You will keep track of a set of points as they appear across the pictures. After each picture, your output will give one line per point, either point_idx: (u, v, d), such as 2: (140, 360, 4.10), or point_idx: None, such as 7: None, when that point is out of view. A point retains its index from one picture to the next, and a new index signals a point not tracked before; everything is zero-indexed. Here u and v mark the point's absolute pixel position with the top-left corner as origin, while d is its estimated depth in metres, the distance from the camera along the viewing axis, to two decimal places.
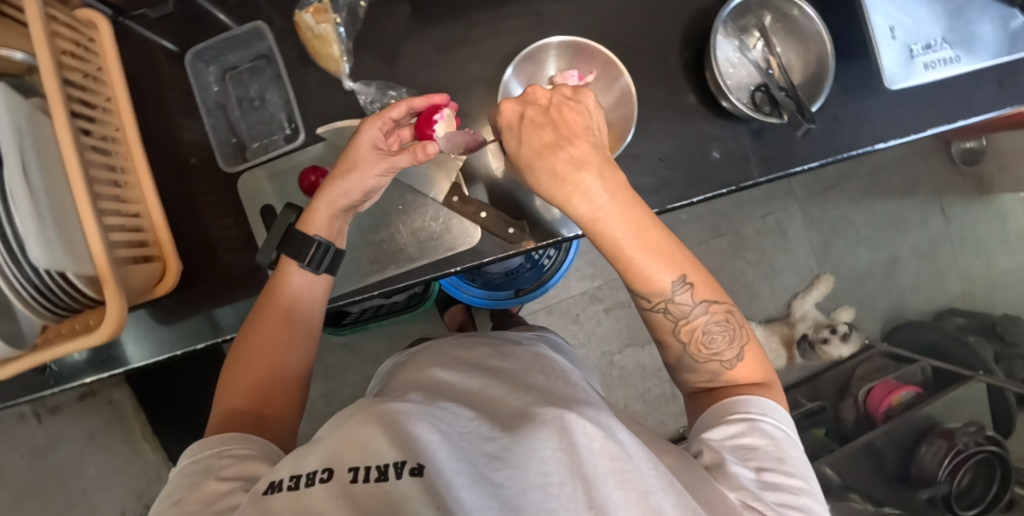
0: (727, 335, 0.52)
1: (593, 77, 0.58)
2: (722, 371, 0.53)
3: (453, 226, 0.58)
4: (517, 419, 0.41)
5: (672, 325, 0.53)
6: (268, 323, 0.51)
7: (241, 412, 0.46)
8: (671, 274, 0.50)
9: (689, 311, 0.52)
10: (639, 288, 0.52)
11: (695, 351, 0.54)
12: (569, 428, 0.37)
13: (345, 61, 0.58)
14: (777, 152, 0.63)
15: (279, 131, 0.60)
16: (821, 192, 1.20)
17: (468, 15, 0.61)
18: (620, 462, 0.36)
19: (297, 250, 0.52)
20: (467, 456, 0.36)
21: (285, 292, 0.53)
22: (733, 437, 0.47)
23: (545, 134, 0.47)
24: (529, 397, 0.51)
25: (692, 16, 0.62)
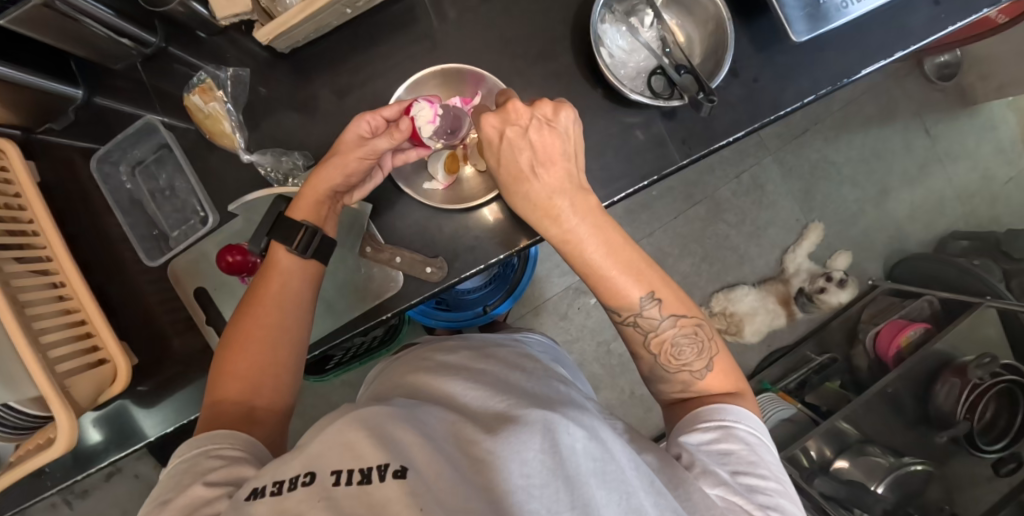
0: (695, 347, 0.52)
1: (478, 97, 0.58)
2: (694, 382, 0.52)
3: (375, 275, 0.58)
4: (498, 421, 0.43)
5: (642, 339, 0.53)
6: (257, 307, 0.50)
7: (231, 404, 0.46)
8: (640, 290, 0.51)
9: (656, 326, 0.52)
10: (610, 302, 0.52)
11: (666, 361, 0.53)
12: (553, 432, 0.39)
13: (239, 135, 0.58)
14: (696, 129, 0.60)
15: (194, 216, 0.62)
16: (793, 138, 1.14)
17: (351, 60, 0.60)
18: (603, 463, 0.39)
19: (286, 234, 0.51)
20: (450, 457, 0.36)
21: (275, 278, 0.51)
22: (710, 442, 0.46)
23: (523, 154, 0.47)
24: (506, 398, 0.49)
25: (577, 11, 0.60)
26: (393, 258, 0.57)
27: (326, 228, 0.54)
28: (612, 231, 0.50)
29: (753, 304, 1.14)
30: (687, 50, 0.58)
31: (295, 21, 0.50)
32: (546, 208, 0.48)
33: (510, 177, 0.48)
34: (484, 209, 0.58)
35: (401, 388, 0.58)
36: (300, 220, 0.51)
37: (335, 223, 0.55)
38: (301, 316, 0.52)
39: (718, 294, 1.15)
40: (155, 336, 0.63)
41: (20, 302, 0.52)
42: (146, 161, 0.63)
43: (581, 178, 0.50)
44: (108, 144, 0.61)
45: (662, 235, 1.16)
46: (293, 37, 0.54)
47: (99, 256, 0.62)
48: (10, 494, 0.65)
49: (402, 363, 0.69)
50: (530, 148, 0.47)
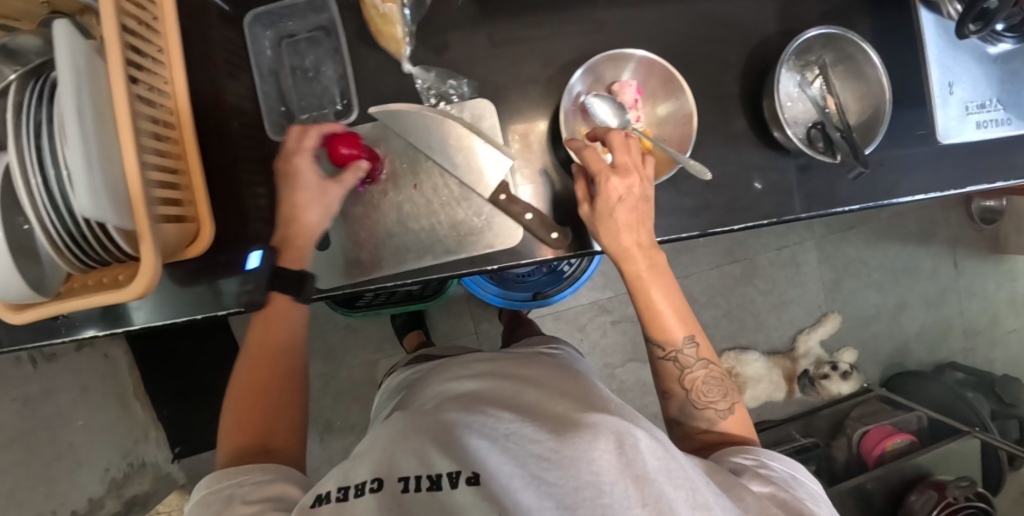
0: (722, 385, 0.54)
1: (659, 96, 0.57)
2: (718, 421, 0.54)
3: (495, 224, 0.57)
4: (564, 415, 0.38)
5: (677, 375, 0.54)
6: (257, 351, 0.53)
7: (246, 448, 0.48)
8: (683, 332, 0.55)
9: (691, 365, 0.54)
10: (654, 334, 0.55)
11: (695, 397, 0.54)
12: (625, 426, 0.33)
13: (407, 43, 0.56)
14: (822, 190, 0.63)
15: (329, 106, 0.59)
16: (839, 230, 1.19)
17: (532, 12, 0.59)
18: (666, 462, 0.32)
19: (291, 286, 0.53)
20: (514, 456, 0.32)
21: (269, 321, 0.54)
22: (750, 470, 0.46)
23: (624, 211, 0.51)
24: (568, 397, 0.45)
25: (754, 46, 0.62)
26: (525, 214, 0.55)
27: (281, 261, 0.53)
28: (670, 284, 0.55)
29: (759, 371, 1.18)
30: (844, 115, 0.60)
31: None
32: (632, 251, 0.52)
33: (602, 222, 0.52)
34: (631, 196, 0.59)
35: (443, 381, 0.58)
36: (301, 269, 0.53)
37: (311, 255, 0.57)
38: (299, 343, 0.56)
39: (730, 353, 1.19)
40: (240, 215, 0.60)
41: (138, 128, 0.47)
42: (298, 37, 0.60)
43: (649, 239, 0.53)
44: (273, 7, 0.59)
45: (694, 280, 1.19)
46: None
47: (211, 117, 0.59)
48: (15, 331, 0.59)
49: (433, 375, 0.64)
50: (626, 211, 0.51)
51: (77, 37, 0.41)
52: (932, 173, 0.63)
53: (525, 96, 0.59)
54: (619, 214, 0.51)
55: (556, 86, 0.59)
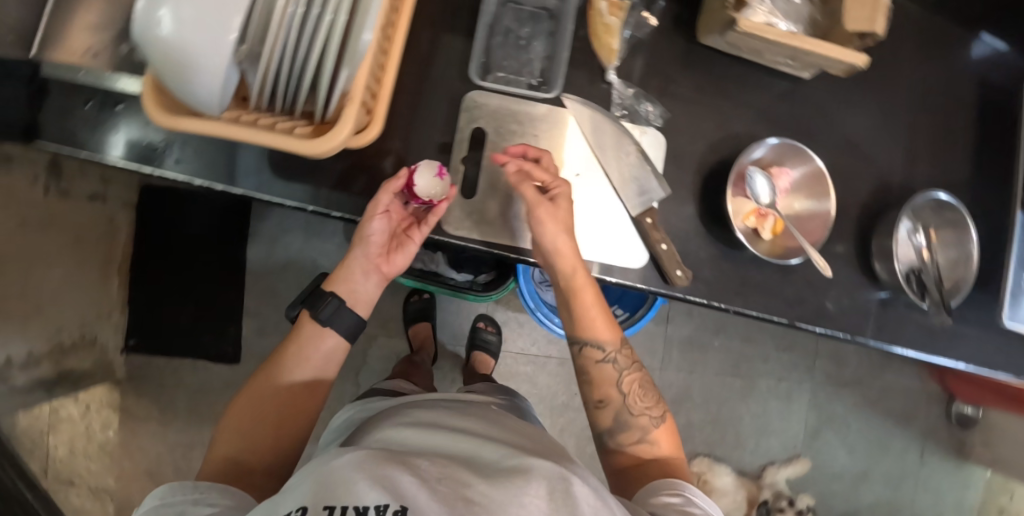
0: (644, 388, 0.60)
1: (800, 194, 0.62)
2: (650, 429, 0.58)
3: (626, 243, 0.61)
4: (497, 468, 0.41)
5: (615, 376, 0.59)
6: (272, 374, 0.57)
7: (232, 463, 0.51)
8: (612, 336, 0.60)
9: (620, 365, 0.60)
10: (588, 336, 0.59)
11: (631, 402, 0.59)
12: (562, 483, 0.37)
13: (617, 55, 0.61)
14: (892, 325, 0.67)
15: (528, 77, 0.62)
16: (834, 384, 1.27)
17: (726, 80, 0.65)
18: (598, 510, 0.37)
19: (313, 303, 0.58)
20: (446, 496, 0.34)
21: (312, 344, 0.58)
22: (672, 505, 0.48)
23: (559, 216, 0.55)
24: (504, 443, 0.48)
25: (890, 189, 0.68)
26: (657, 244, 0.59)
27: (352, 305, 0.60)
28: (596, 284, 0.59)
29: (728, 484, 1.20)
30: (942, 273, 0.66)
31: (766, 35, 0.55)
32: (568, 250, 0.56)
33: (552, 215, 0.55)
34: (749, 269, 0.63)
35: (394, 422, 0.58)
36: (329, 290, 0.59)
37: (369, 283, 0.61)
38: (320, 377, 0.59)
39: (704, 458, 1.21)
40: (393, 133, 0.59)
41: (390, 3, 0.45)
42: (525, 7, 0.64)
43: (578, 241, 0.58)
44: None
45: (696, 378, 1.23)
46: (730, 39, 0.60)
47: (410, 39, 0.60)
48: (106, 147, 0.59)
49: (385, 415, 0.63)
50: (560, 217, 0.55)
51: None
52: (997, 357, 0.69)
53: (692, 146, 0.63)
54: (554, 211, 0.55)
55: (720, 149, 0.63)
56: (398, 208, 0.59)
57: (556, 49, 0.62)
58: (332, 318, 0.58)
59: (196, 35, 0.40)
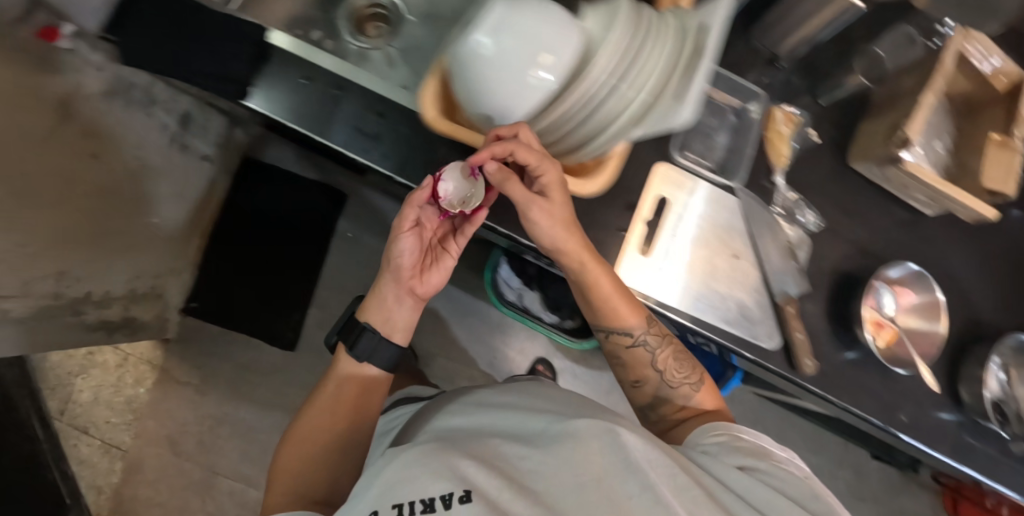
0: (683, 360, 0.66)
1: (918, 317, 0.70)
2: (693, 394, 0.65)
3: (766, 325, 0.67)
4: (556, 428, 0.51)
5: (650, 357, 0.65)
6: (315, 408, 0.64)
7: (292, 495, 0.59)
8: (637, 318, 0.62)
9: (649, 350, 0.64)
10: (618, 324, 0.63)
11: (671, 376, 0.65)
12: (614, 436, 0.47)
13: (785, 161, 0.69)
14: (974, 451, 0.73)
15: (708, 162, 0.68)
16: (855, 498, 1.31)
17: (864, 202, 0.73)
18: (649, 455, 0.46)
19: (351, 337, 0.64)
20: (512, 477, 0.44)
21: (352, 372, 0.64)
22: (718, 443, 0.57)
23: (556, 206, 0.53)
24: (564, 407, 0.57)
25: (982, 328, 0.76)
26: (793, 332, 0.66)
27: (393, 331, 0.65)
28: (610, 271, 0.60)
29: None
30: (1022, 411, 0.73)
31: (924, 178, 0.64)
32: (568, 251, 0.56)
33: (543, 215, 0.53)
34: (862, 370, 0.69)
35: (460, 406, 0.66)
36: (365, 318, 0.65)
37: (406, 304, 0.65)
38: (364, 394, 0.65)
39: None
40: None
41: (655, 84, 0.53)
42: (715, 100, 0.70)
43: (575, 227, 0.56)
44: (722, 71, 0.69)
45: None
46: (883, 171, 0.69)
47: None
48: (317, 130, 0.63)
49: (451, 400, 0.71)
50: (552, 209, 0.53)
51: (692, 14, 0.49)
52: None
53: (829, 251, 0.71)
54: (545, 203, 0.53)
55: (853, 259, 0.71)
56: (431, 218, 0.64)
57: (734, 142, 0.69)
58: (371, 349, 0.64)
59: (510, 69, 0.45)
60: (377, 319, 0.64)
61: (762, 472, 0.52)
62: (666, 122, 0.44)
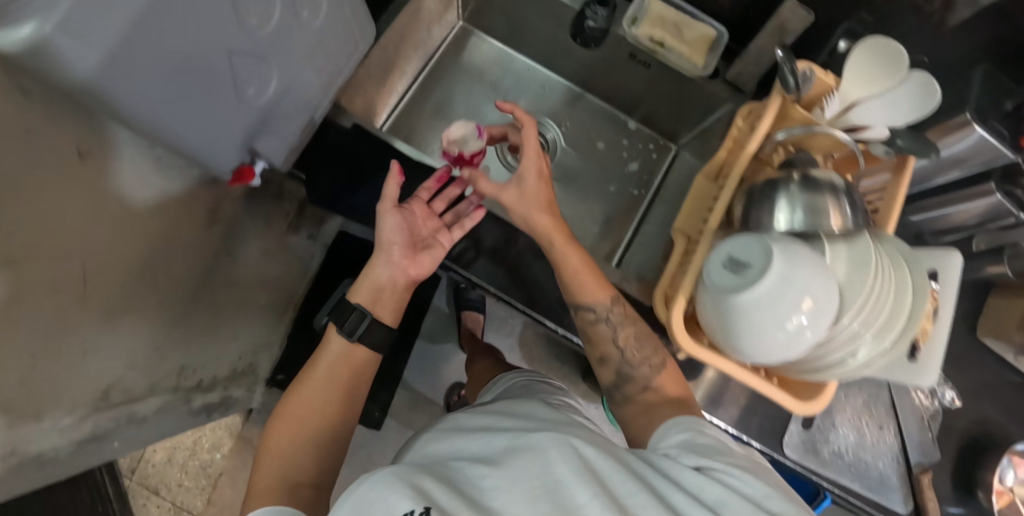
0: (649, 346, 0.60)
1: None
2: (655, 376, 0.59)
3: (900, 491, 0.71)
4: (511, 441, 0.45)
5: (611, 335, 0.61)
6: (299, 387, 0.55)
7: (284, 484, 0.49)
8: (604, 294, 0.61)
9: (603, 321, 0.61)
10: (576, 296, 0.61)
11: (630, 355, 0.60)
12: (570, 445, 0.42)
13: None
14: None
15: None
16: None
17: (987, 369, 0.78)
18: (605, 459, 0.41)
19: (340, 314, 0.58)
20: (472, 500, 0.39)
21: (335, 349, 0.57)
22: (687, 442, 0.47)
23: (534, 166, 0.64)
24: (526, 417, 0.52)
25: None
26: (928, 501, 0.69)
27: (380, 305, 0.60)
28: (585, 257, 0.62)
29: None
30: None
31: None
32: (545, 198, 0.64)
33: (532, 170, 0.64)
34: None
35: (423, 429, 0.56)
36: (355, 301, 0.60)
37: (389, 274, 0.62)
38: (357, 376, 0.57)
39: None
40: None
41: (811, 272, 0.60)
42: None
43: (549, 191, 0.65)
44: None
45: None
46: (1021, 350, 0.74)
47: None
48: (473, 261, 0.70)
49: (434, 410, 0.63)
50: (537, 166, 0.64)
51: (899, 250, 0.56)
52: None
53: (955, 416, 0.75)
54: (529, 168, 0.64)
55: (976, 425, 0.76)
56: (420, 207, 0.66)
57: None
58: (359, 334, 0.57)
59: (779, 311, 0.48)
60: (364, 300, 0.60)
61: (722, 469, 0.42)
62: (905, 372, 0.53)
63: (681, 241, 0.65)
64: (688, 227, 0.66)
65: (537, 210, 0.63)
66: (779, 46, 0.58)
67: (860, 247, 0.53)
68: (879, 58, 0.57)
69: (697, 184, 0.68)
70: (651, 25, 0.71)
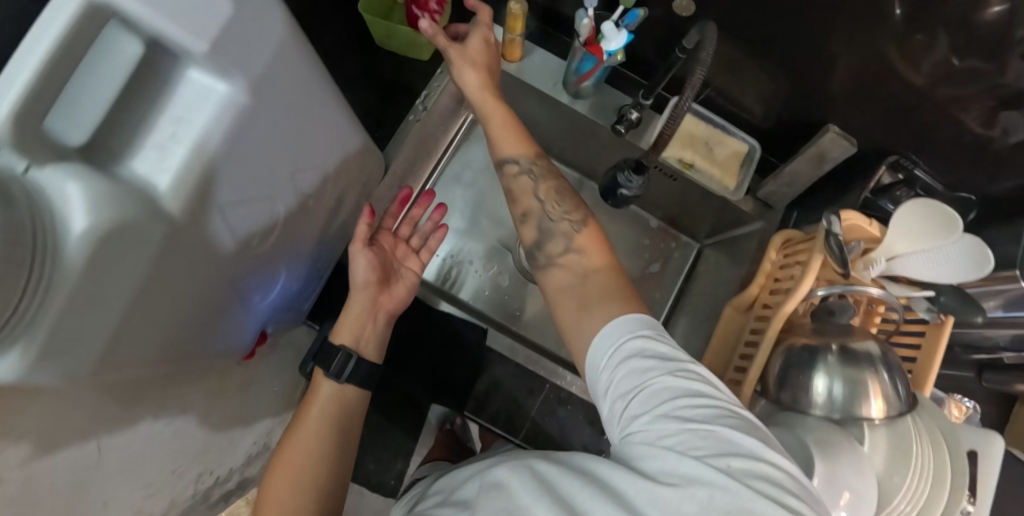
0: (567, 204, 0.53)
1: None
2: (574, 232, 0.51)
3: None
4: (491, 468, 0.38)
5: (532, 185, 0.54)
6: (289, 440, 0.53)
7: None
8: (511, 149, 0.54)
9: (518, 165, 0.54)
10: (496, 148, 0.55)
11: (552, 209, 0.53)
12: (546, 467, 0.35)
13: None
14: None
15: None
16: None
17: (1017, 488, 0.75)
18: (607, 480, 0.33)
19: (325, 360, 0.55)
20: None
21: (323, 396, 0.55)
22: (632, 365, 0.38)
23: (478, 44, 0.56)
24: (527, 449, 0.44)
25: None
26: None
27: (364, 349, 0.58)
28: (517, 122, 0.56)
29: None
30: None
31: None
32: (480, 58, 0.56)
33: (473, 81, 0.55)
34: None
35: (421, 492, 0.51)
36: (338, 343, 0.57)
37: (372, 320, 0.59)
38: (344, 423, 0.55)
39: None
40: None
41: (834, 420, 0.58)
42: None
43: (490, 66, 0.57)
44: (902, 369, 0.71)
45: None
46: None
47: None
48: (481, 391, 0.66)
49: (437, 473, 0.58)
50: (477, 50, 0.56)
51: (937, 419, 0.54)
52: None
53: None
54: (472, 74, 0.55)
55: None
56: (388, 238, 0.64)
57: None
58: (344, 373, 0.55)
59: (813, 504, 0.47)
60: (348, 341, 0.57)
61: (676, 422, 0.33)
62: None
63: None
64: (717, 365, 0.66)
65: (473, 89, 0.56)
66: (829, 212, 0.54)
67: (900, 430, 0.52)
68: (931, 221, 0.53)
69: (726, 317, 0.67)
70: (680, 146, 0.67)
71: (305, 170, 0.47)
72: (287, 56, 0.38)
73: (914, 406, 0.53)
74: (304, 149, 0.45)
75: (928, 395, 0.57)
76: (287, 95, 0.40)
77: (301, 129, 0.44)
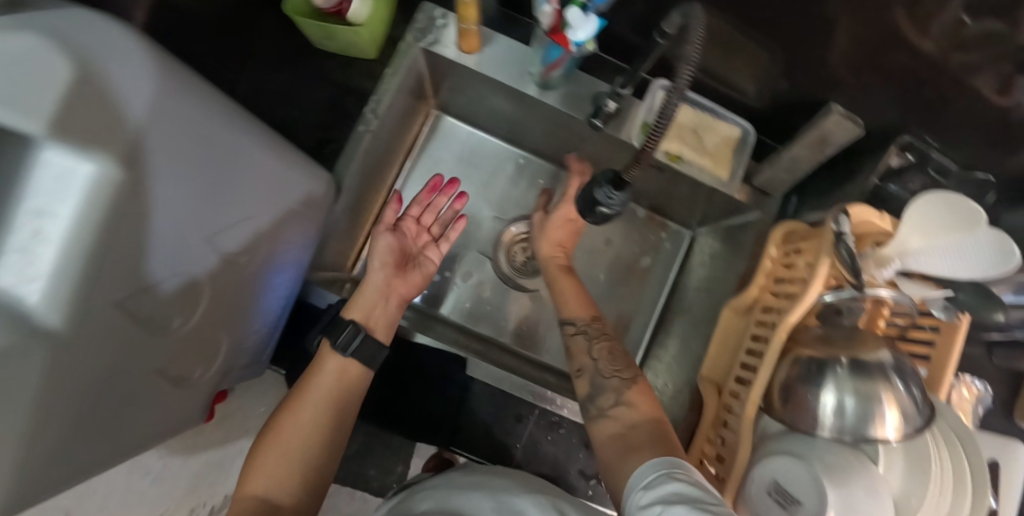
0: (610, 356, 0.54)
1: None
2: (621, 391, 0.51)
3: None
4: None
5: (587, 346, 0.55)
6: (289, 405, 0.49)
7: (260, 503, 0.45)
8: (584, 313, 0.58)
9: (575, 334, 0.57)
10: (563, 311, 0.59)
11: (604, 365, 0.53)
12: None
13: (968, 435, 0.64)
14: None
15: None
16: None
17: None
18: None
19: (331, 328, 0.53)
20: None
21: (327, 368, 0.52)
22: (658, 491, 0.39)
23: (563, 227, 0.68)
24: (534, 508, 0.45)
25: None
26: None
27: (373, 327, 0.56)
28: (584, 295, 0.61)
29: None
30: None
31: None
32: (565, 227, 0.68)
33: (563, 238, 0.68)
34: None
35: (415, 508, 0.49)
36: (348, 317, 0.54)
37: (387, 308, 0.58)
38: (343, 399, 0.51)
39: None
40: None
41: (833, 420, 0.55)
42: None
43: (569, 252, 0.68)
44: None
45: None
46: None
47: None
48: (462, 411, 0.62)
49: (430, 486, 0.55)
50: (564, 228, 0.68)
51: (947, 428, 0.51)
52: None
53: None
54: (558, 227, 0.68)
55: None
56: (410, 223, 0.66)
57: None
58: (349, 347, 0.52)
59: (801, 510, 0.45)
60: (355, 317, 0.55)
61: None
62: None
63: (711, 394, 0.59)
64: (717, 372, 0.61)
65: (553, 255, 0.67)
66: (839, 211, 0.49)
67: (916, 446, 0.49)
68: (949, 215, 0.48)
69: (725, 320, 0.61)
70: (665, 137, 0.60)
71: (231, 217, 0.41)
72: (159, 99, 0.32)
73: (933, 418, 0.49)
74: (223, 196, 0.40)
75: (942, 396, 0.53)
76: (179, 144, 0.34)
77: (213, 176, 0.38)
